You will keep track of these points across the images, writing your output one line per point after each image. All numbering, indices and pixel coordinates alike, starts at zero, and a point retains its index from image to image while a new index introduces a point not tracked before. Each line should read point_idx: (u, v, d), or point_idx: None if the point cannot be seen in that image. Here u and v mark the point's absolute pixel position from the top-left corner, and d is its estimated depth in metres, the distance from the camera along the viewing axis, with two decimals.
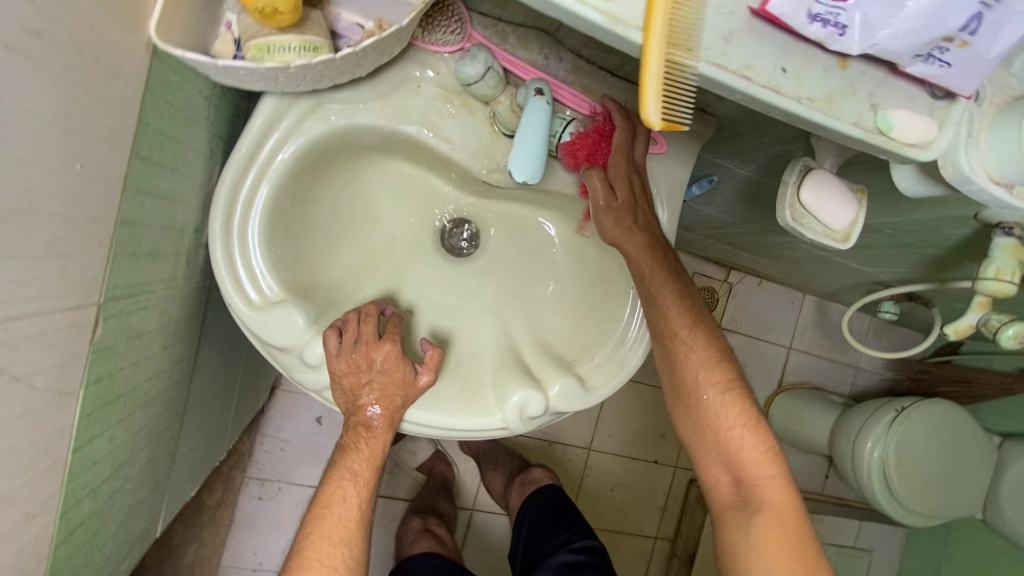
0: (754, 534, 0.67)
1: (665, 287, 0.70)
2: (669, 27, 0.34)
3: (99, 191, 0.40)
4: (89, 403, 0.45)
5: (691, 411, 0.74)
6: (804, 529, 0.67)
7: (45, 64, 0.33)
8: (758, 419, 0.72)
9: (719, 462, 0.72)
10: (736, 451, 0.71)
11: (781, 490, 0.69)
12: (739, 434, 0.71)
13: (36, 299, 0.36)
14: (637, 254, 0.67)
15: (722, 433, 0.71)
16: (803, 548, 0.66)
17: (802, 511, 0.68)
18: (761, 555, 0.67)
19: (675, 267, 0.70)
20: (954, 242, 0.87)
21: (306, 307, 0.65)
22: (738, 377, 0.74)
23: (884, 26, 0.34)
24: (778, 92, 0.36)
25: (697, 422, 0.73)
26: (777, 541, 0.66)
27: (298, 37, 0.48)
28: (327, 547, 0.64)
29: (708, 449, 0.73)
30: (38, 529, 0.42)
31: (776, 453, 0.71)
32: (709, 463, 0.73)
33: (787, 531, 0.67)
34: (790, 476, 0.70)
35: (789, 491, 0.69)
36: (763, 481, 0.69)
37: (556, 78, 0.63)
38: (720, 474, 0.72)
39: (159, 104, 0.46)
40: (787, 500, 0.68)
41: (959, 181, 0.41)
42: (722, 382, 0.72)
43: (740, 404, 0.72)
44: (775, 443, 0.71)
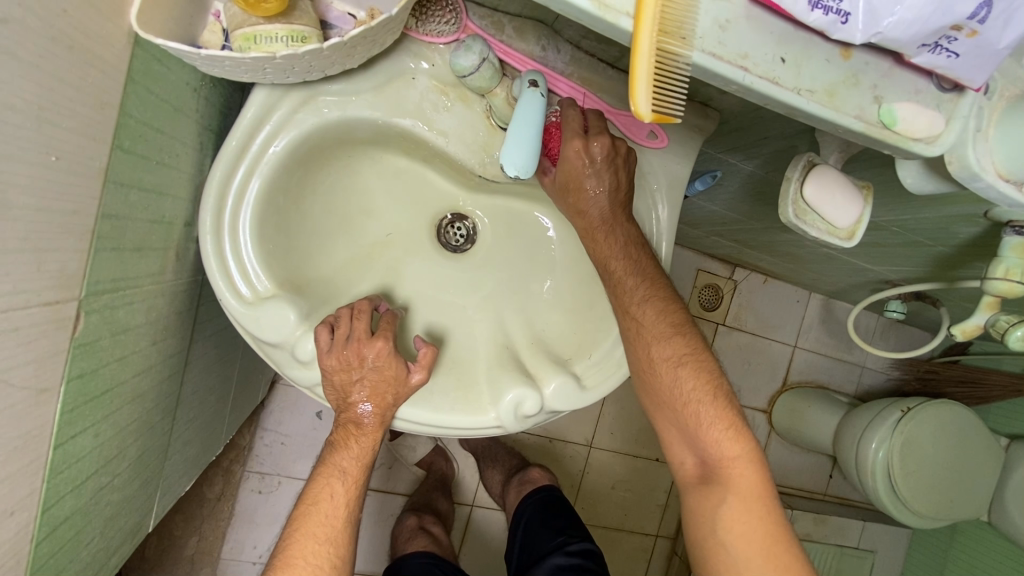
0: (721, 520, 0.65)
1: (618, 260, 0.67)
2: (662, 13, 0.32)
3: (78, 184, 0.39)
4: (71, 399, 0.44)
5: (652, 390, 0.70)
6: (772, 508, 0.65)
7: (16, 52, 0.32)
8: (720, 394, 0.68)
9: (683, 443, 0.70)
10: (698, 431, 0.67)
11: (748, 470, 0.66)
12: (700, 413, 0.67)
13: (11, 294, 0.35)
14: (588, 231, 0.68)
15: (683, 413, 0.68)
16: (770, 530, 0.64)
17: (771, 490, 0.66)
18: (729, 541, 0.64)
19: (633, 240, 0.67)
20: (963, 241, 0.85)
21: (298, 303, 0.64)
22: (701, 350, 0.70)
23: (888, 13, 0.32)
24: (775, 83, 0.34)
25: (660, 401, 0.70)
26: (743, 526, 0.64)
27: (285, 26, 0.47)
28: (313, 545, 0.64)
29: (671, 430, 0.70)
30: (19, 526, 0.41)
31: (742, 430, 0.67)
32: (675, 444, 0.71)
33: (754, 513, 0.64)
34: (757, 454, 0.67)
35: (758, 469, 0.66)
36: (729, 461, 0.66)
37: (553, 70, 0.61)
38: (685, 456, 0.70)
39: (142, 95, 0.45)
40: (755, 479, 0.65)
41: (965, 177, 0.40)
42: (680, 358, 0.68)
43: (700, 380, 0.68)
44: (740, 420, 0.68)
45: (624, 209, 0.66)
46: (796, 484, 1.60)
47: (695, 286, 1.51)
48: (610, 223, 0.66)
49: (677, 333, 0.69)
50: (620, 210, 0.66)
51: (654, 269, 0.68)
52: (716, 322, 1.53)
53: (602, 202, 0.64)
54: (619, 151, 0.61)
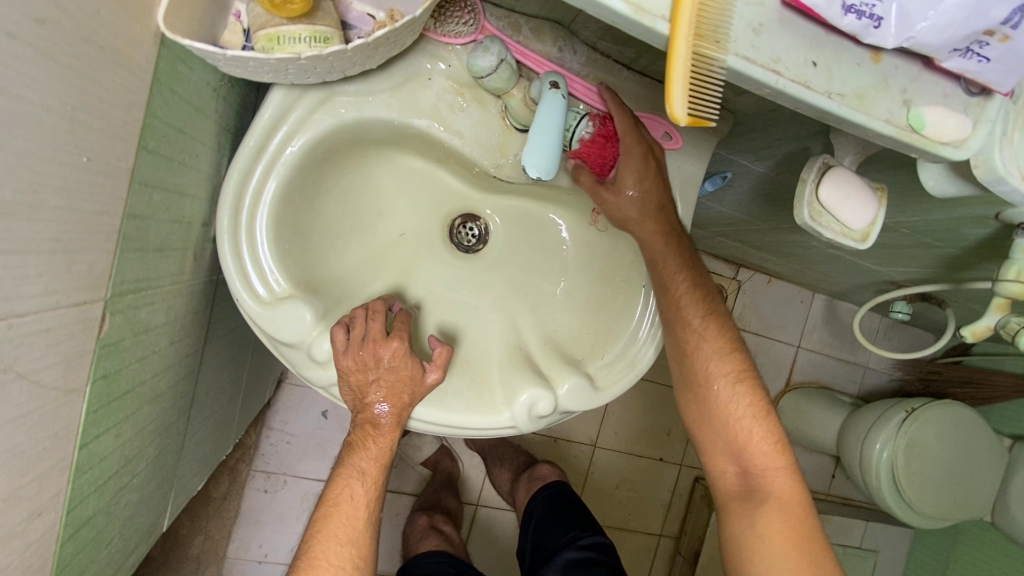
0: (760, 527, 0.68)
1: (681, 274, 0.71)
2: (697, 19, 0.33)
3: (107, 185, 0.39)
4: (96, 399, 0.44)
5: (702, 402, 0.73)
6: (810, 523, 0.68)
7: (51, 53, 0.32)
8: (767, 410, 0.72)
9: (726, 453, 0.72)
10: (745, 443, 0.71)
11: (789, 484, 0.69)
12: (749, 424, 0.71)
13: (42, 295, 0.35)
14: (647, 239, 0.68)
15: (733, 424, 0.71)
16: (809, 543, 0.66)
17: (809, 506, 0.69)
18: (770, 548, 0.66)
19: (695, 259, 0.71)
20: (973, 242, 0.85)
21: (314, 303, 0.64)
22: (750, 370, 0.74)
23: (922, 18, 0.32)
24: (807, 87, 0.34)
25: (707, 414, 0.73)
26: (784, 534, 0.66)
27: (308, 27, 0.47)
28: (334, 546, 0.64)
29: (715, 441, 0.73)
30: (44, 527, 0.41)
31: (785, 446, 0.71)
32: (715, 455, 0.73)
33: (794, 524, 0.67)
34: (798, 472, 0.71)
35: (798, 484, 0.70)
36: (770, 472, 0.70)
37: (570, 71, 0.61)
38: (726, 465, 0.72)
39: (167, 95, 0.45)
40: (795, 492, 0.69)
41: (990, 181, 0.40)
42: (732, 373, 0.72)
43: (750, 394, 0.72)
44: (783, 437, 0.72)
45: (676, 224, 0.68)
46: None
47: None
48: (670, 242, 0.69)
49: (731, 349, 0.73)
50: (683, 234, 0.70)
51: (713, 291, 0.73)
52: None
53: (644, 203, 0.65)
54: (655, 152, 0.64)
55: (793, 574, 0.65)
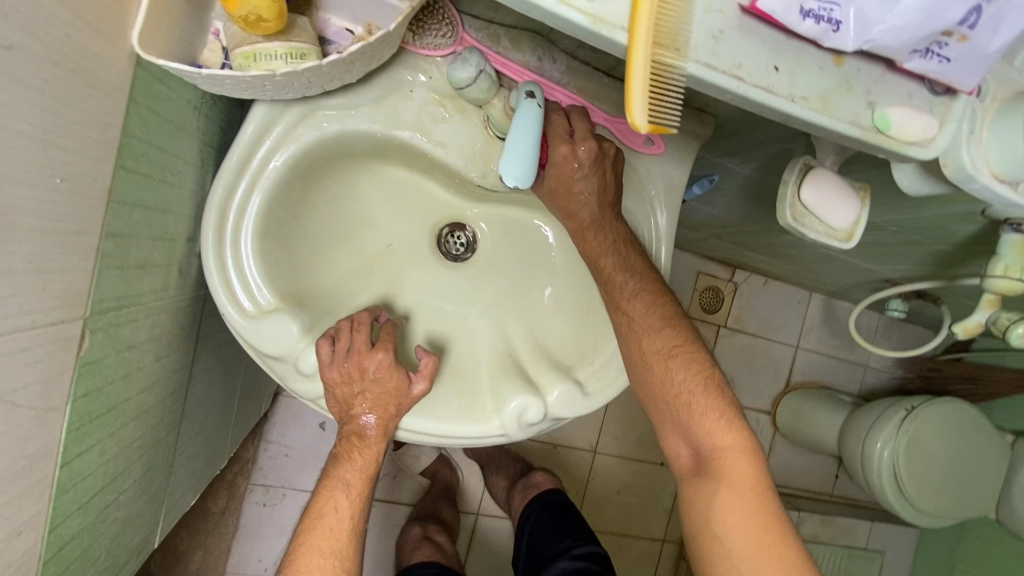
0: (714, 512, 0.65)
1: (606, 254, 0.67)
2: (656, 27, 0.33)
3: (82, 205, 0.40)
4: (77, 418, 0.45)
5: (644, 385, 0.69)
6: (768, 499, 0.64)
7: (22, 78, 0.32)
8: (713, 385, 0.68)
9: (678, 435, 0.69)
10: (693, 425, 0.67)
11: (743, 461, 0.65)
12: (693, 403, 0.67)
13: (17, 316, 0.35)
14: (580, 232, 0.68)
15: (677, 405, 0.68)
16: (766, 521, 0.63)
17: (767, 481, 0.65)
18: (723, 533, 0.64)
19: (622, 235, 0.67)
20: (963, 239, 0.85)
21: (300, 315, 0.65)
22: (696, 344, 0.70)
23: (879, 21, 0.33)
24: (769, 91, 0.35)
25: (655, 397, 0.69)
26: (737, 518, 0.63)
27: (284, 44, 0.48)
28: (318, 559, 0.64)
29: (667, 424, 0.70)
30: (26, 546, 0.41)
31: (737, 421, 0.67)
32: (670, 436, 0.71)
33: (748, 505, 0.64)
34: (753, 445, 0.67)
35: (754, 460, 0.65)
36: (722, 452, 0.66)
37: (549, 80, 0.62)
38: (680, 447, 0.70)
39: (145, 115, 0.45)
40: (750, 470, 0.65)
41: (961, 179, 0.41)
42: (672, 351, 0.68)
43: (692, 371, 0.68)
44: (735, 410, 0.67)
45: (610, 207, 0.67)
46: (802, 486, 1.59)
47: (695, 289, 1.51)
48: (599, 221, 0.67)
49: (668, 325, 0.68)
50: (607, 210, 0.66)
51: (643, 265, 0.68)
52: (717, 325, 1.53)
53: (590, 203, 0.65)
54: (606, 154, 0.62)
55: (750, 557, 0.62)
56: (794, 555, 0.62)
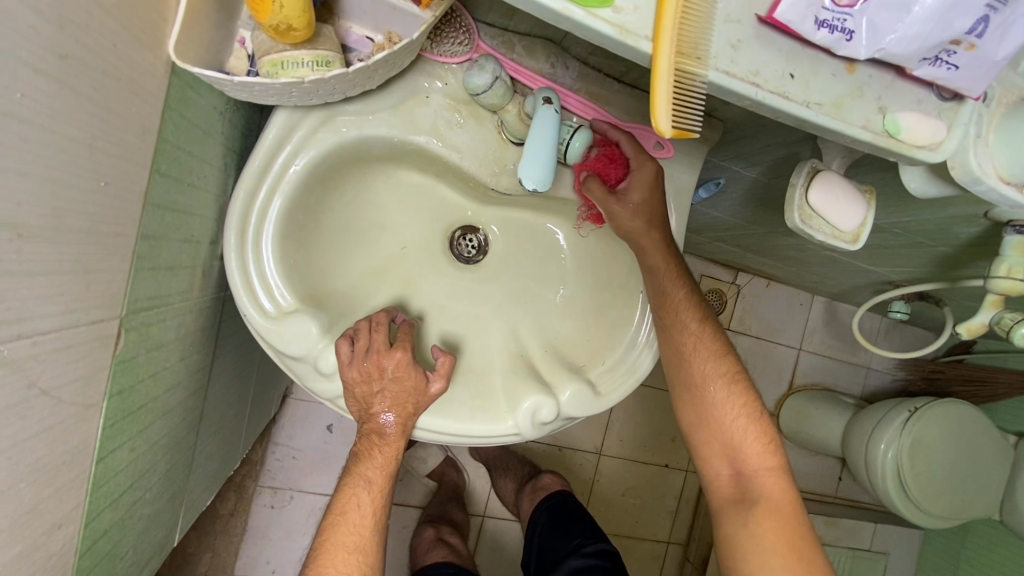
0: (753, 526, 0.67)
1: (668, 276, 0.70)
2: (679, 36, 0.34)
3: (122, 207, 0.41)
4: (111, 415, 0.46)
5: (693, 402, 0.73)
6: (803, 522, 0.68)
7: (74, 86, 0.34)
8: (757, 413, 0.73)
9: (719, 456, 0.72)
10: (737, 445, 0.71)
11: (779, 484, 0.69)
12: (739, 425, 0.72)
13: (63, 313, 0.37)
14: (653, 249, 0.68)
15: (724, 424, 0.72)
16: (801, 540, 0.66)
17: (801, 507, 0.69)
18: (762, 546, 0.66)
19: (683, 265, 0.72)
20: (964, 240, 0.87)
21: (319, 316, 0.66)
22: (742, 373, 0.75)
23: (891, 31, 0.34)
24: (786, 97, 0.36)
25: (702, 417, 0.73)
26: (776, 535, 0.66)
27: (311, 52, 0.49)
28: (342, 554, 0.65)
29: (709, 443, 0.73)
30: (64, 539, 0.43)
31: (776, 449, 0.72)
32: (709, 456, 0.73)
33: (785, 523, 0.67)
34: (788, 474, 0.71)
35: (788, 487, 0.70)
36: (762, 473, 0.70)
37: (563, 86, 0.63)
38: (720, 467, 0.72)
39: (177, 120, 0.47)
40: (787, 493, 0.69)
41: (968, 181, 0.42)
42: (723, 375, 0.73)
43: (739, 395, 0.73)
44: (774, 440, 0.72)
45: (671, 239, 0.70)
46: (806, 488, 1.60)
47: None
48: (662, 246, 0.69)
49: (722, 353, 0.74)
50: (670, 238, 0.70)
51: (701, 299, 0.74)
52: (720, 327, 1.55)
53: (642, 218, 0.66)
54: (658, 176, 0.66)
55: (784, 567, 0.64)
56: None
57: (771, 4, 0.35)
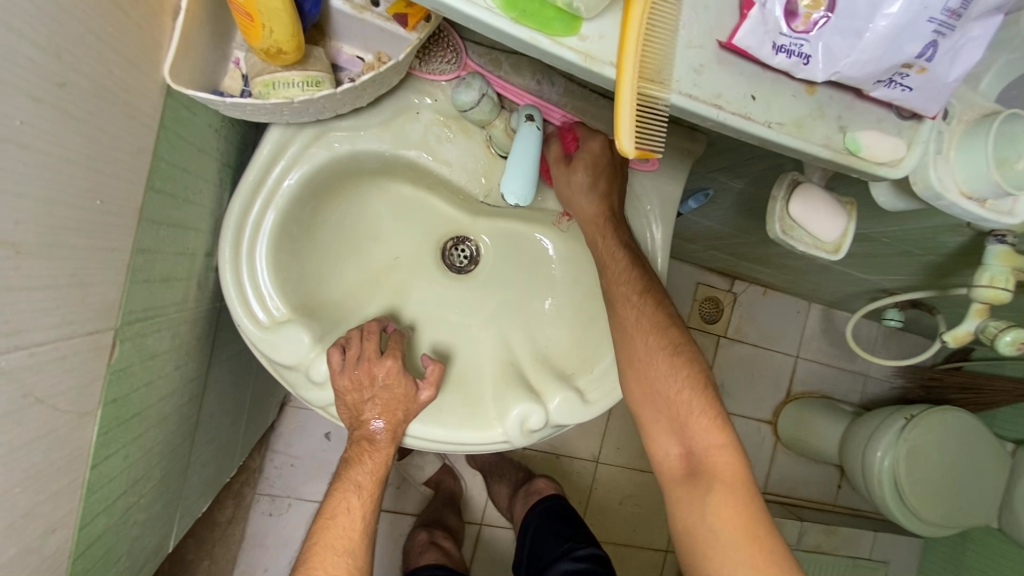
0: (708, 509, 0.64)
1: (613, 244, 0.69)
2: (641, 61, 0.36)
3: (117, 224, 0.43)
4: (107, 422, 0.48)
5: (639, 379, 0.69)
6: (758, 504, 0.63)
7: (71, 111, 0.35)
8: (705, 385, 0.69)
9: (670, 434, 0.69)
10: (687, 420, 0.68)
11: (731, 461, 0.65)
12: (687, 399, 0.68)
13: (59, 326, 0.38)
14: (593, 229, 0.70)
15: (673, 399, 0.69)
16: (756, 520, 0.62)
17: (755, 484, 0.65)
18: (716, 531, 0.62)
19: (627, 233, 0.69)
20: (952, 249, 0.88)
21: (311, 326, 0.68)
22: (689, 344, 0.72)
23: (845, 55, 0.36)
24: (748, 118, 0.38)
25: (648, 392, 0.69)
26: (728, 519, 0.62)
27: (301, 73, 0.51)
28: (331, 556, 0.66)
29: (659, 421, 0.69)
30: (59, 542, 0.44)
31: (727, 424, 0.68)
32: (659, 435, 0.70)
33: (740, 503, 0.63)
34: (741, 450, 0.67)
35: (742, 463, 0.65)
36: (714, 450, 0.66)
37: (548, 101, 0.65)
38: (670, 447, 0.69)
39: (172, 139, 0.49)
40: (740, 471, 0.64)
41: (929, 196, 0.44)
42: (666, 349, 0.70)
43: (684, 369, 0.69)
44: (724, 413, 0.69)
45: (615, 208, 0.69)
46: (804, 496, 1.60)
47: (695, 300, 1.53)
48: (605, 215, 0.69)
49: (668, 324, 0.71)
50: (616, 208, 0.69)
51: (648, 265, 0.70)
52: (717, 335, 1.56)
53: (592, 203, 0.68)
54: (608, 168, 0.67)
55: (738, 551, 0.61)
56: (784, 557, 0.61)
57: (731, 30, 0.37)
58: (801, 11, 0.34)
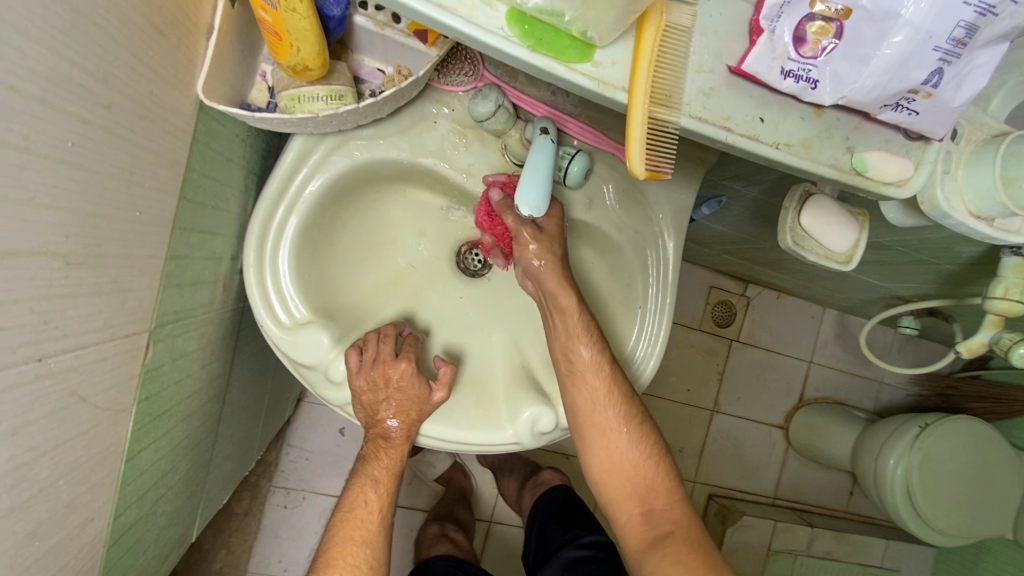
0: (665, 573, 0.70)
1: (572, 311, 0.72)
2: (653, 86, 0.38)
3: (153, 233, 0.45)
4: (140, 418, 0.50)
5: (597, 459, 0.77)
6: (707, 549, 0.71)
7: (114, 131, 0.38)
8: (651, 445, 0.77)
9: (622, 489, 0.76)
10: (637, 477, 0.76)
11: (677, 511, 0.75)
12: (635, 460, 0.76)
13: (101, 329, 0.41)
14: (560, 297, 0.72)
15: (622, 461, 0.76)
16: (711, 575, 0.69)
17: (700, 531, 0.73)
18: None
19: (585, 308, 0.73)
20: (967, 259, 0.87)
21: (330, 328, 0.70)
22: (642, 411, 0.77)
23: (851, 81, 0.37)
24: (755, 140, 0.40)
25: (608, 467, 0.76)
26: None
27: (325, 87, 0.53)
28: (350, 547, 0.69)
29: (615, 482, 0.76)
30: (96, 531, 0.47)
31: (669, 474, 0.77)
32: (614, 491, 0.77)
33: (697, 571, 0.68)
34: (685, 499, 0.77)
35: (687, 510, 0.75)
36: (659, 502, 0.75)
37: (562, 112, 0.66)
38: (629, 508, 0.76)
39: (203, 150, 0.52)
40: (686, 521, 0.74)
41: (937, 216, 0.45)
42: (630, 426, 0.76)
43: (644, 439, 0.77)
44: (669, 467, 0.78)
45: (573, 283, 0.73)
46: (815, 502, 1.60)
47: (707, 304, 1.53)
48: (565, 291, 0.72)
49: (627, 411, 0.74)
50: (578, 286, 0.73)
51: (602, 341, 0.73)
52: (728, 339, 1.56)
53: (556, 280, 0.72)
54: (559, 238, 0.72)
55: None
56: None
57: (741, 55, 0.39)
58: (809, 37, 0.36)
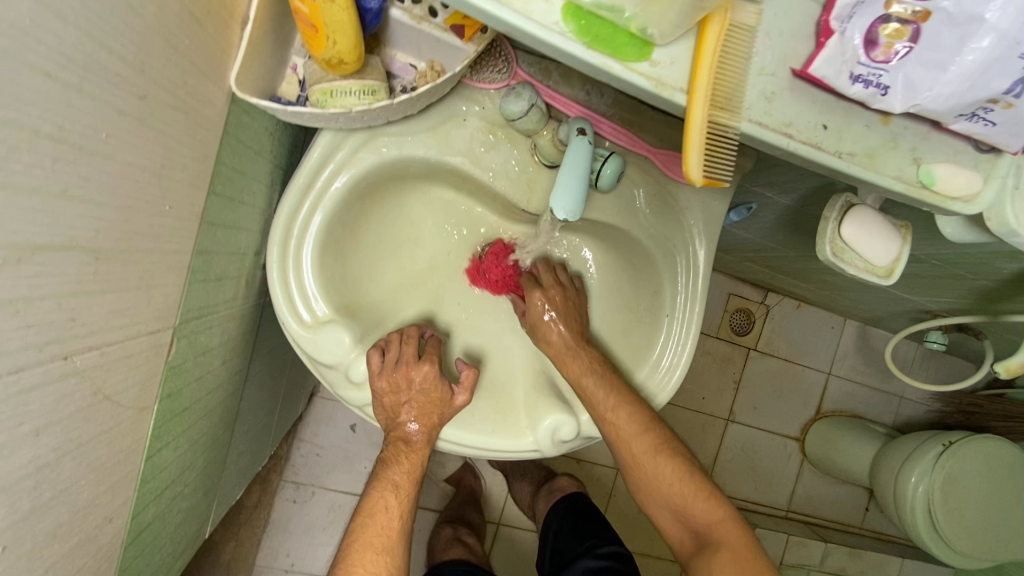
0: None
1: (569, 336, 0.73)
2: (713, 89, 0.36)
3: (181, 227, 0.44)
4: (161, 416, 0.49)
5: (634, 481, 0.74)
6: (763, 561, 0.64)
7: (148, 121, 0.37)
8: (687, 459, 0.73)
9: (664, 509, 0.72)
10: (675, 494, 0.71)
11: (727, 523, 0.68)
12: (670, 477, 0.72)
13: (127, 326, 0.40)
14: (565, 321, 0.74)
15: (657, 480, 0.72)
16: None
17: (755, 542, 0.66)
18: None
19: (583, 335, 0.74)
20: (1008, 276, 0.84)
21: (352, 327, 0.69)
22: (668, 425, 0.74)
23: (926, 89, 0.34)
24: (818, 148, 0.37)
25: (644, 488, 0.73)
26: None
27: (358, 81, 0.52)
28: (370, 554, 0.67)
29: (655, 503, 0.73)
30: (114, 530, 0.46)
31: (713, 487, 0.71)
32: (658, 512, 0.73)
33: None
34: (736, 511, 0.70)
35: (740, 522, 0.68)
36: (706, 516, 0.69)
37: (597, 112, 0.63)
38: (676, 527, 0.71)
39: (233, 143, 0.50)
40: (739, 534, 0.67)
41: (1004, 234, 0.41)
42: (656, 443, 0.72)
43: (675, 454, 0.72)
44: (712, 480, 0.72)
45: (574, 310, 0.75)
46: (830, 517, 1.56)
47: (726, 311, 1.50)
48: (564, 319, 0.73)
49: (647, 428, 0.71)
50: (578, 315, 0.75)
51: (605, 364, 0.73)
52: (747, 347, 1.52)
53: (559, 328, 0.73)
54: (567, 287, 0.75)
55: None
56: None
57: (806, 58, 0.37)
58: (881, 40, 0.33)
